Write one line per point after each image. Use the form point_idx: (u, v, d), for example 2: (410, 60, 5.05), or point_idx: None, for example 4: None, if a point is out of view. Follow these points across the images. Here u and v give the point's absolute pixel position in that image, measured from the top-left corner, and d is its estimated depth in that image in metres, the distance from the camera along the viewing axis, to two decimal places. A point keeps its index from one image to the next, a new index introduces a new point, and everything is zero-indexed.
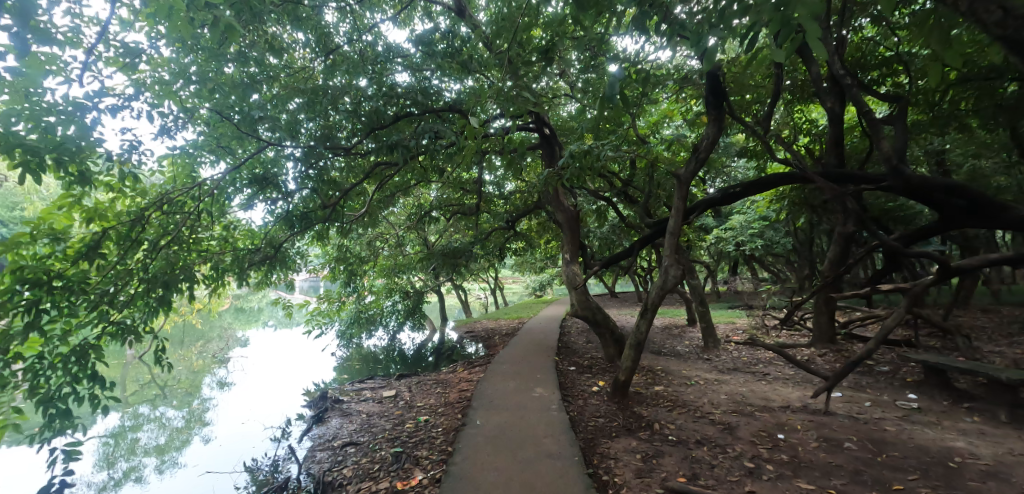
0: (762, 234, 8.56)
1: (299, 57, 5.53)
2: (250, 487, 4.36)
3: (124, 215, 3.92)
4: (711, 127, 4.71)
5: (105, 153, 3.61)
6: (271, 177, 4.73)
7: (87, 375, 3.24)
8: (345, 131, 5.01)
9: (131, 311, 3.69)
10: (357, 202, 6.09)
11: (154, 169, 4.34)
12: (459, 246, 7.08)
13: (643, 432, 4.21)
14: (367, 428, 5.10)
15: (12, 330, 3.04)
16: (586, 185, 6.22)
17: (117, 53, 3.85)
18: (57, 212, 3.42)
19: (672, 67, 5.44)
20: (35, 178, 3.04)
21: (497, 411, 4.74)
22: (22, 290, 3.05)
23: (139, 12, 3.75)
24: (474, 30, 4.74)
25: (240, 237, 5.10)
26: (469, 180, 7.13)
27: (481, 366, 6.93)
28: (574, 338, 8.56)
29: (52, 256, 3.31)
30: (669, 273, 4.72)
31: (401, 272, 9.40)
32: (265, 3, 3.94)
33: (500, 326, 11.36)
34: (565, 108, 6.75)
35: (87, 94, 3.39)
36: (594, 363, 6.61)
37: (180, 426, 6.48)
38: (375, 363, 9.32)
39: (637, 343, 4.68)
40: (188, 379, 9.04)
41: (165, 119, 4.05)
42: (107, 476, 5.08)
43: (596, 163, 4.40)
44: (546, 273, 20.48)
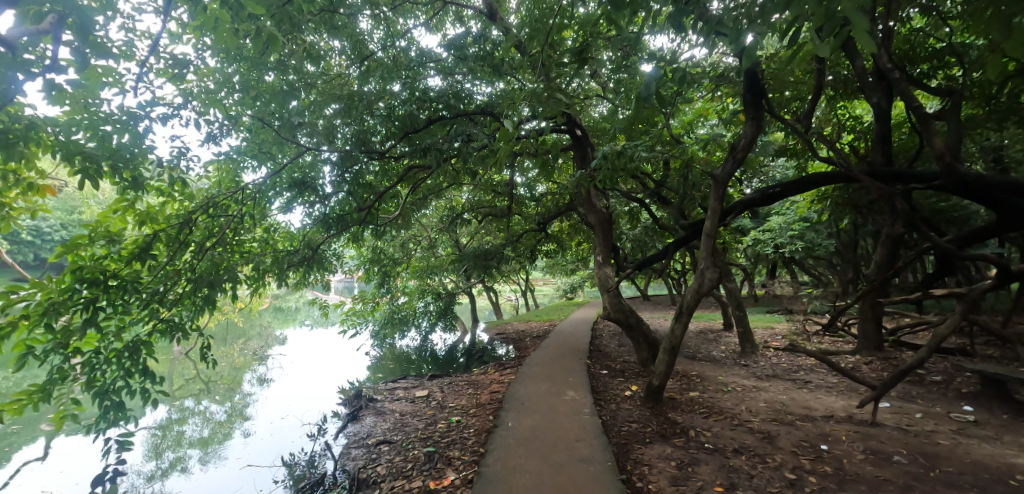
0: (803, 236, 8.22)
1: (336, 65, 5.68)
2: (288, 482, 4.51)
3: (174, 218, 4.09)
4: (749, 126, 4.56)
5: (155, 160, 3.81)
6: (309, 181, 4.84)
7: (138, 370, 3.43)
8: (379, 135, 5.10)
9: (179, 310, 3.88)
10: (392, 205, 6.19)
11: (200, 173, 4.51)
12: (491, 248, 7.10)
13: (678, 439, 4.10)
14: (400, 426, 5.16)
15: (72, 326, 3.24)
16: (618, 187, 6.13)
17: (167, 65, 4.04)
18: (113, 215, 3.60)
19: (707, 65, 5.30)
20: (93, 184, 3.23)
21: (529, 414, 4.73)
22: (81, 289, 3.26)
23: (187, 25, 3.93)
24: (506, 33, 4.74)
25: (280, 239, 5.27)
26: (501, 182, 7.12)
27: (512, 368, 6.91)
28: (605, 342, 8.45)
29: (107, 256, 3.50)
30: (705, 276, 4.60)
31: (433, 275, 9.51)
32: (304, 13, 4.05)
33: (531, 328, 11.33)
34: (597, 109, 6.66)
35: (140, 104, 3.60)
36: (627, 367, 6.49)
37: (222, 420, 6.74)
38: (408, 364, 9.44)
39: (672, 347, 4.57)
40: (230, 375, 9.38)
41: (211, 126, 4.22)
42: (155, 466, 5.34)
43: (629, 164, 4.32)
44: (577, 275, 20.32)
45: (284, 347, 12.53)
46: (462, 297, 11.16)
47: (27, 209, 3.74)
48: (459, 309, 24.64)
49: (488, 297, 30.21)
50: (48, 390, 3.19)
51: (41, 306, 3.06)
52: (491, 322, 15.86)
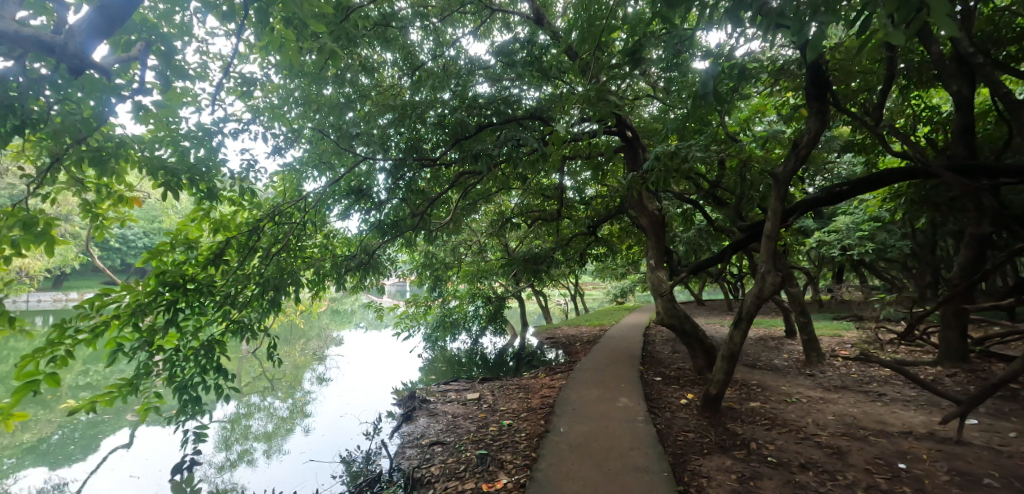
0: (874, 237, 7.65)
1: (389, 77, 5.88)
2: (346, 478, 4.70)
3: (245, 226, 4.36)
4: (813, 121, 4.30)
5: (227, 172, 4.09)
6: (365, 189, 5.02)
7: (213, 367, 3.70)
8: (431, 142, 5.22)
9: (249, 312, 4.14)
10: (444, 211, 6.32)
11: (267, 184, 4.78)
12: (540, 252, 7.08)
13: (738, 451, 3.91)
14: (453, 428, 5.24)
15: (156, 325, 3.54)
16: (671, 188, 5.96)
17: (237, 83, 4.33)
18: (191, 224, 3.90)
19: (765, 59, 5.06)
20: (174, 195, 3.53)
21: (582, 419, 4.67)
22: (163, 292, 3.56)
23: (255, 45, 4.21)
24: (554, 37, 4.73)
25: (339, 244, 5.51)
26: (550, 186, 7.07)
27: (563, 373, 6.86)
28: (659, 348, 8.19)
29: (186, 262, 3.78)
30: (766, 280, 4.37)
31: (483, 279, 9.62)
32: (359, 27, 4.22)
33: (581, 332, 11.21)
34: (647, 109, 6.50)
35: (214, 120, 3.89)
36: (682, 374, 6.28)
37: (285, 415, 7.11)
38: (458, 367, 9.58)
39: (730, 354, 4.38)
40: (292, 373, 9.91)
41: (276, 139, 4.48)
42: (226, 457, 5.70)
43: (683, 164, 4.18)
44: (628, 279, 19.87)
45: (342, 348, 13.11)
46: (512, 301, 11.22)
47: (118, 219, 4.12)
48: (508, 313, 24.84)
49: (536, 302, 30.30)
50: (135, 384, 3.50)
51: (130, 306, 3.38)
52: (540, 326, 15.84)
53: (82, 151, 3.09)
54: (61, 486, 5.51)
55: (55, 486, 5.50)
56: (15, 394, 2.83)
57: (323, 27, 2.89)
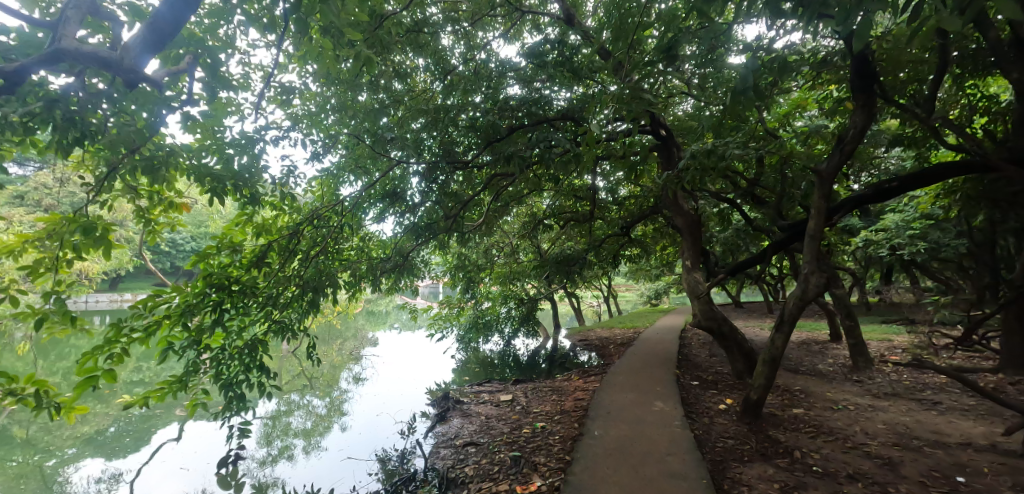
0: (926, 235, 7.23)
1: (422, 82, 5.96)
2: (382, 476, 4.79)
3: (286, 229, 4.51)
4: (859, 114, 4.09)
5: (269, 178, 4.24)
6: (398, 192, 5.10)
7: (256, 365, 3.86)
8: (463, 145, 5.27)
9: (290, 312, 4.28)
10: (477, 213, 6.36)
11: (306, 188, 4.93)
12: (572, 253, 7.01)
13: (782, 460, 3.77)
14: (486, 429, 5.26)
15: (203, 325, 3.71)
16: (707, 187, 5.81)
17: (278, 92, 4.48)
18: (235, 228, 4.06)
19: (806, 51, 4.86)
20: (220, 201, 3.69)
21: (616, 423, 4.60)
22: (211, 293, 3.72)
23: (294, 55, 4.35)
24: (585, 37, 4.68)
25: (375, 247, 5.62)
26: (582, 186, 7.00)
27: (597, 376, 6.78)
28: (695, 351, 8.00)
29: (231, 264, 3.94)
30: (809, 282, 4.20)
31: (515, 281, 9.64)
32: (392, 34, 4.30)
33: (615, 335, 11.05)
34: (681, 106, 6.36)
35: (257, 128, 4.05)
36: (720, 379, 6.10)
37: (323, 413, 7.32)
38: (491, 368, 9.62)
39: (772, 359, 4.23)
40: (330, 372, 10.18)
41: (315, 145, 4.62)
42: (268, 452, 5.91)
43: (720, 162, 4.07)
44: (662, 280, 19.42)
45: (378, 348, 13.41)
46: (544, 303, 11.20)
47: (169, 224, 4.32)
48: (541, 315, 24.83)
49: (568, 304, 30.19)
50: (184, 381, 3.68)
51: (180, 307, 3.56)
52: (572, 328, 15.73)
53: (137, 160, 3.27)
54: (117, 475, 5.84)
55: (112, 476, 5.83)
56: (77, 388, 3.02)
57: (358, 34, 2.96)
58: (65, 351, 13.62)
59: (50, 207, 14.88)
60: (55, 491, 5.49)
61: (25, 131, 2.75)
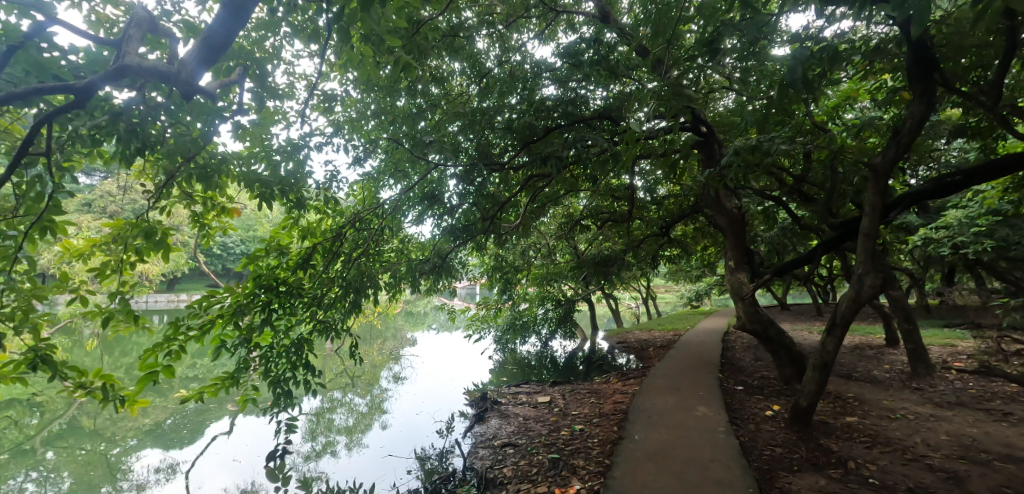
0: (993, 233, 6.72)
1: (457, 85, 6.02)
2: (421, 474, 4.89)
3: (329, 232, 4.66)
4: (917, 104, 3.85)
5: (313, 183, 4.40)
6: (436, 195, 5.18)
7: (302, 364, 4.01)
8: (500, 147, 5.32)
9: (334, 312, 4.42)
10: (514, 214, 6.36)
11: (348, 192, 5.08)
12: (610, 254, 6.91)
13: (834, 470, 3.59)
14: (524, 430, 5.28)
15: (254, 324, 3.90)
16: (750, 185, 5.61)
17: (321, 100, 4.65)
18: (282, 231, 4.24)
19: (857, 39, 4.63)
20: (268, 205, 3.86)
21: (657, 427, 4.51)
22: (260, 293, 3.91)
23: (335, 64, 4.51)
24: (622, 34, 4.61)
25: (414, 249, 5.73)
26: (619, 186, 6.90)
27: (635, 378, 6.67)
28: (739, 355, 7.73)
29: (279, 266, 4.12)
30: (864, 284, 3.99)
31: (552, 282, 9.60)
32: (429, 39, 4.38)
33: (654, 337, 10.81)
34: (721, 101, 6.17)
35: (302, 135, 4.21)
36: (766, 384, 5.88)
37: (365, 411, 7.52)
38: (528, 370, 9.61)
39: (822, 363, 4.05)
40: (370, 371, 10.45)
41: (356, 150, 4.76)
42: (313, 447, 6.13)
43: (765, 159, 3.93)
44: (703, 282, 18.87)
45: (418, 348, 13.67)
46: (582, 304, 11.10)
47: (222, 228, 4.55)
48: (579, 316, 24.63)
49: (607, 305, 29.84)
50: (236, 377, 3.87)
51: (232, 306, 3.76)
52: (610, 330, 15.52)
53: (193, 169, 3.46)
54: (174, 465, 6.18)
55: (169, 466, 6.19)
56: (140, 382, 3.23)
57: (398, 40, 3.03)
58: (128, 347, 14.57)
59: (116, 213, 16.01)
60: (120, 479, 5.88)
61: (95, 143, 2.97)
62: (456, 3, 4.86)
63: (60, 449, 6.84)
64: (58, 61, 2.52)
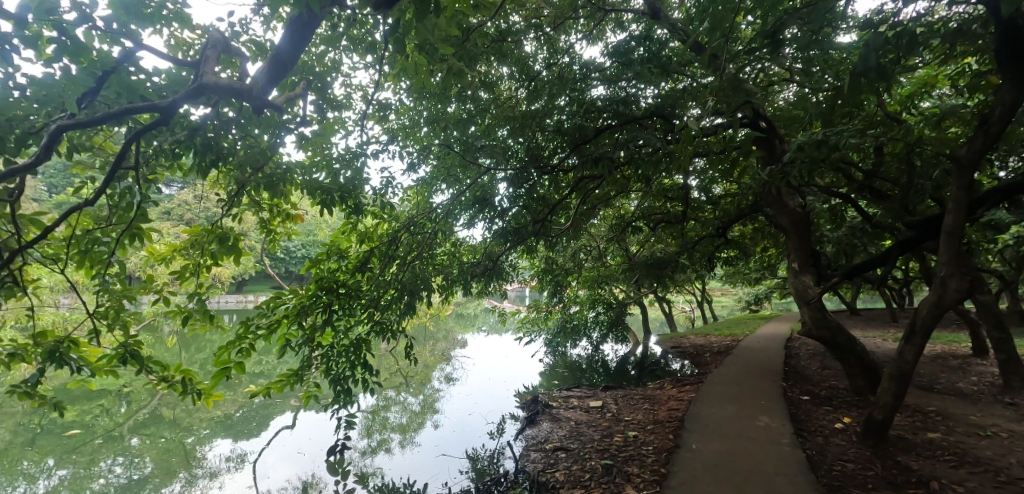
0: None
1: (506, 89, 6.09)
2: (473, 474, 4.97)
3: (385, 236, 4.85)
4: (1007, 90, 3.45)
5: (370, 189, 4.62)
6: (487, 198, 5.25)
7: (361, 363, 4.20)
8: (549, 150, 5.34)
9: (391, 314, 4.59)
10: (565, 217, 6.34)
11: (403, 197, 5.27)
12: (663, 256, 6.73)
13: (914, 491, 3.33)
14: (576, 435, 5.25)
15: (317, 324, 4.13)
16: (814, 182, 5.31)
17: (376, 109, 4.85)
18: (342, 235, 4.47)
19: (936, 22, 4.27)
20: (329, 211, 4.08)
21: (715, 437, 4.36)
22: (322, 295, 4.14)
23: (390, 74, 4.70)
24: (673, 31, 4.51)
25: (466, 252, 5.84)
26: (671, 186, 6.73)
27: (691, 385, 6.47)
28: (803, 362, 7.31)
29: (339, 269, 4.34)
30: (947, 288, 3.68)
31: (603, 285, 9.50)
32: (479, 46, 4.46)
33: (710, 343, 10.39)
34: (781, 94, 5.88)
35: (360, 143, 4.41)
36: (835, 395, 5.53)
37: (418, 410, 7.72)
38: (579, 375, 9.51)
39: (900, 374, 3.78)
40: (423, 371, 10.73)
41: (409, 155, 4.93)
42: (371, 444, 6.37)
43: (832, 154, 3.71)
44: (762, 285, 17.94)
45: (469, 350, 13.91)
46: (634, 308, 10.89)
47: (287, 233, 4.83)
48: (629, 319, 24.17)
49: (658, 308, 29.09)
50: (300, 375, 4.10)
51: (296, 308, 4.00)
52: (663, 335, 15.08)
53: (261, 178, 3.71)
54: (243, 455, 6.61)
55: (238, 455, 6.62)
56: (216, 377, 3.50)
57: (449, 48, 3.10)
58: (202, 344, 15.73)
59: (192, 220, 17.41)
60: (196, 466, 6.36)
61: (178, 158, 3.24)
62: (505, 9, 4.92)
63: (144, 437, 7.49)
64: (145, 83, 2.75)
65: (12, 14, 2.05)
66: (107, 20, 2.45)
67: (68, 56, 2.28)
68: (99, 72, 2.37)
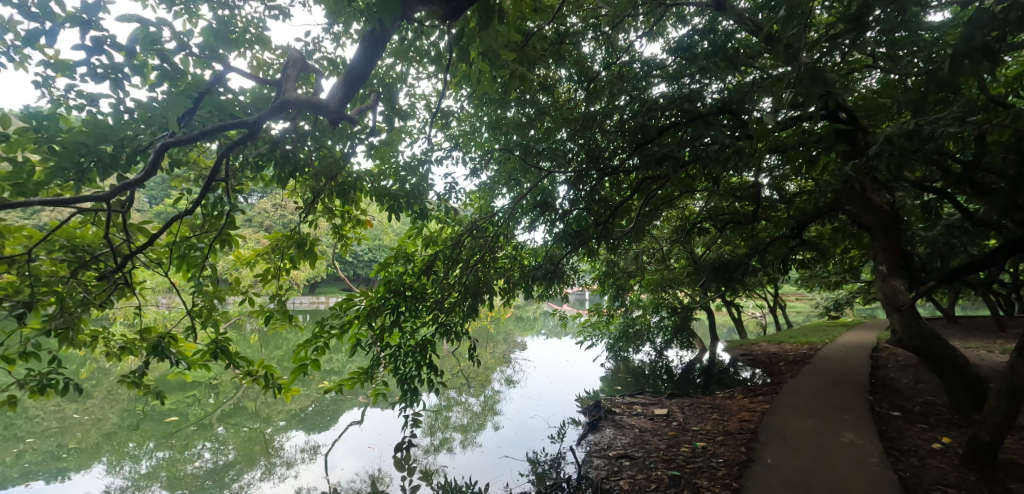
0: None
1: (564, 91, 6.08)
2: (534, 478, 4.99)
3: (448, 240, 4.99)
4: None
5: (434, 194, 4.79)
6: (547, 201, 5.25)
7: (426, 363, 4.36)
8: (609, 151, 5.25)
9: (454, 316, 4.71)
10: (627, 219, 6.21)
11: (465, 201, 5.41)
12: (731, 259, 6.41)
13: None
14: (641, 443, 5.12)
15: (385, 325, 4.34)
16: (903, 176, 4.85)
17: (439, 116, 5.00)
18: (408, 239, 4.67)
19: None
20: (396, 215, 4.27)
21: (793, 452, 4.09)
22: (389, 297, 4.34)
23: (451, 83, 4.85)
24: (740, 21, 4.30)
25: (528, 255, 5.87)
26: (738, 184, 6.41)
27: (764, 396, 6.11)
28: (892, 374, 6.67)
29: (405, 272, 4.52)
30: None
31: (666, 289, 9.19)
32: (538, 49, 4.49)
33: (784, 351, 9.72)
34: (863, 82, 5.42)
35: (423, 151, 4.59)
36: (931, 412, 5.00)
37: (478, 411, 7.86)
38: (643, 381, 9.25)
39: (1013, 391, 3.36)
40: (483, 373, 10.90)
41: (470, 160, 5.04)
42: (436, 442, 6.56)
43: (925, 146, 3.37)
44: (842, 290, 16.56)
45: (529, 352, 14.00)
46: (700, 313, 10.46)
47: (358, 238, 5.10)
48: (694, 324, 23.24)
49: (725, 313, 27.69)
50: (371, 373, 4.31)
51: (366, 309, 4.23)
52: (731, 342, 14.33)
53: (335, 187, 3.95)
54: (316, 447, 7.03)
55: (312, 447, 7.05)
56: (295, 372, 3.77)
57: (511, 53, 3.13)
58: (280, 341, 16.95)
59: (270, 227, 18.85)
60: (275, 455, 6.85)
61: (263, 170, 3.52)
62: (563, 11, 4.91)
63: (230, 426, 8.17)
64: (233, 102, 3.01)
65: (124, 45, 2.32)
66: (201, 47, 2.72)
67: (169, 81, 2.53)
68: (193, 93, 2.62)
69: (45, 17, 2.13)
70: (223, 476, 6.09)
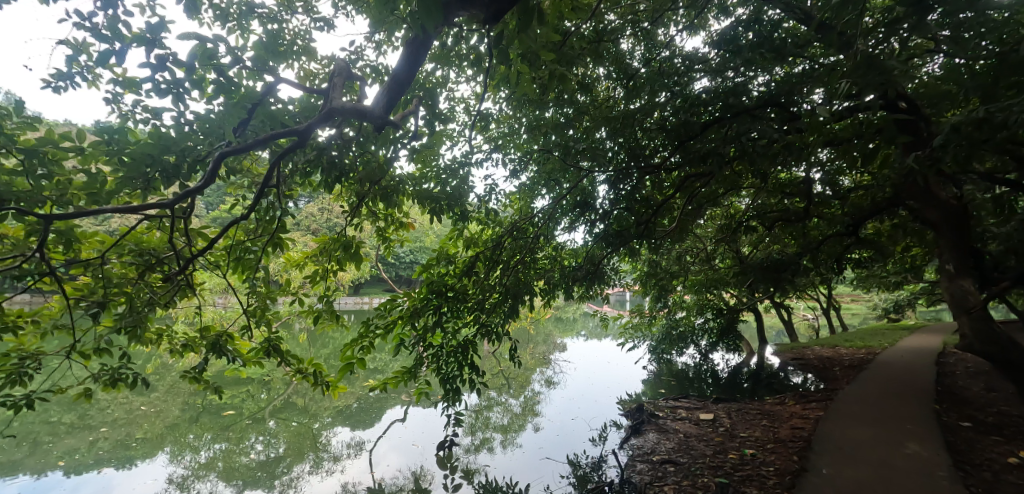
0: None
1: (603, 89, 6.01)
2: (576, 481, 4.95)
3: (488, 241, 5.04)
4: None
5: (474, 196, 4.85)
6: (587, 201, 5.21)
7: (467, 363, 4.41)
8: (650, 149, 5.14)
9: (494, 316, 4.75)
10: (669, 219, 6.07)
11: (504, 202, 5.45)
12: (780, 259, 6.14)
13: None
14: (686, 449, 4.98)
15: (428, 325, 4.42)
16: (973, 168, 4.49)
17: (478, 119, 5.07)
18: (449, 240, 4.75)
19: None
20: (437, 218, 4.36)
21: (852, 462, 3.87)
22: (432, 297, 4.42)
23: (490, 85, 4.90)
24: (788, 9, 4.12)
25: (568, 256, 5.85)
26: (787, 180, 6.13)
27: (819, 402, 5.80)
28: (963, 382, 6.18)
29: (446, 273, 4.59)
30: None
31: (711, 289, 8.90)
32: (576, 48, 4.47)
33: (839, 355, 9.20)
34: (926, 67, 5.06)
35: (463, 153, 4.66)
36: (1009, 423, 4.59)
37: (518, 411, 7.89)
38: (686, 385, 9.00)
39: None
40: (522, 373, 10.93)
41: (509, 162, 5.07)
42: (478, 441, 6.63)
43: (999, 135, 3.11)
44: (904, 291, 15.51)
45: (569, 353, 13.91)
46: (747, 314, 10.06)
47: (401, 240, 5.23)
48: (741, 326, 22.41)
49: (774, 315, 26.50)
50: (415, 372, 4.42)
51: (409, 309, 4.34)
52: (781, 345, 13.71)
53: (379, 190, 4.07)
54: (361, 443, 7.28)
55: (358, 443, 7.29)
56: (343, 370, 3.90)
57: (550, 53, 3.13)
58: (327, 340, 17.64)
59: (317, 230, 19.66)
60: (323, 449, 7.13)
61: (312, 176, 3.67)
62: (601, 9, 4.87)
63: (280, 421, 8.57)
64: (284, 112, 3.16)
65: (184, 62, 2.47)
66: (253, 60, 2.86)
67: (224, 93, 2.68)
68: (246, 105, 2.76)
69: (115, 38, 2.30)
70: (275, 468, 6.39)
